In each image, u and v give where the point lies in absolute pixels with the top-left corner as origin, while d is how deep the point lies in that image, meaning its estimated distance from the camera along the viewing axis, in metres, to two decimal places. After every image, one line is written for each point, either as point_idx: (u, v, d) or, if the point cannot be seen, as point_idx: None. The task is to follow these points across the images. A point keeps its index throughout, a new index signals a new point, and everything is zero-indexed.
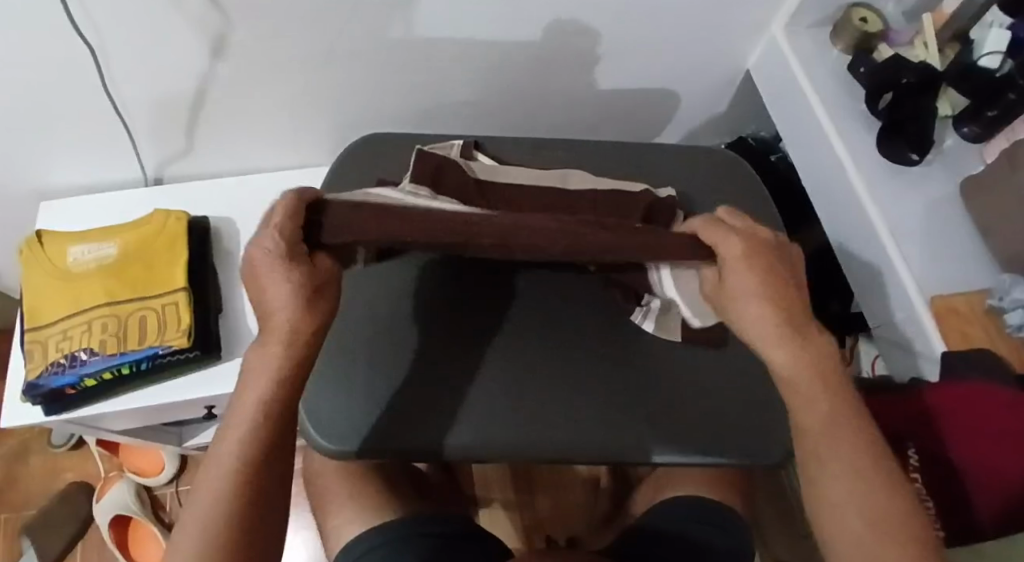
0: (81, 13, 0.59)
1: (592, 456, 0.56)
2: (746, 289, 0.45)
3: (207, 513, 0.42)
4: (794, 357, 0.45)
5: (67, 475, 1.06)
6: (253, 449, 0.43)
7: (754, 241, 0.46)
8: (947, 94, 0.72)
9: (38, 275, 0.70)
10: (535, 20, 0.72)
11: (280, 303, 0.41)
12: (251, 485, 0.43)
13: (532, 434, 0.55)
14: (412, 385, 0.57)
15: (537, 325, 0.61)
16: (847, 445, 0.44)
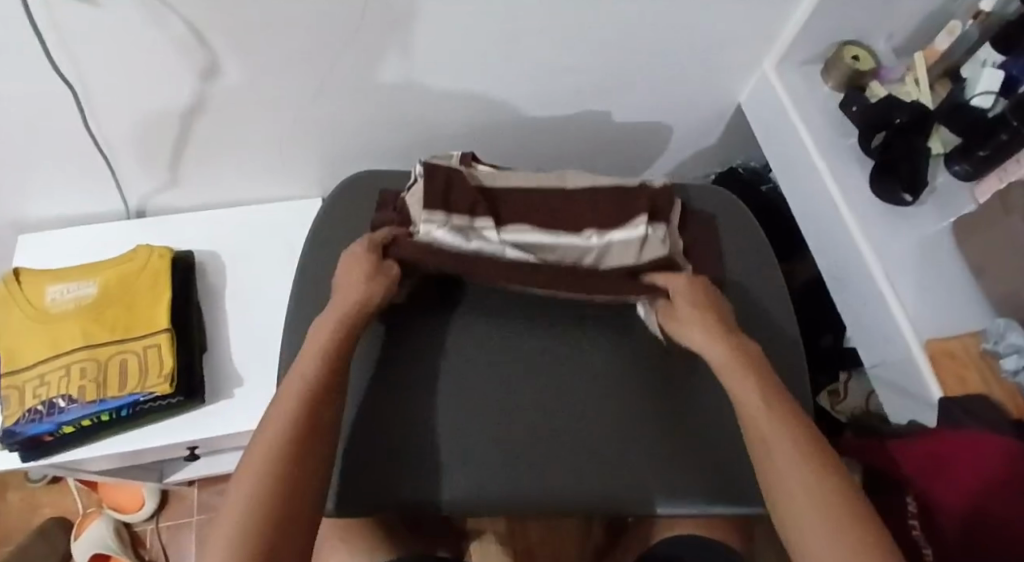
0: (58, 48, 0.58)
1: (577, 505, 0.55)
2: (687, 313, 0.58)
3: (246, 500, 0.43)
4: (717, 351, 0.55)
5: (44, 510, 1.02)
6: (284, 440, 0.47)
7: (696, 281, 0.60)
8: (938, 132, 0.71)
9: (15, 316, 0.68)
10: (527, 55, 0.71)
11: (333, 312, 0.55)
12: (283, 474, 0.45)
13: (530, 486, 0.55)
14: (401, 428, 0.56)
15: (535, 353, 0.61)
16: (779, 425, 0.49)
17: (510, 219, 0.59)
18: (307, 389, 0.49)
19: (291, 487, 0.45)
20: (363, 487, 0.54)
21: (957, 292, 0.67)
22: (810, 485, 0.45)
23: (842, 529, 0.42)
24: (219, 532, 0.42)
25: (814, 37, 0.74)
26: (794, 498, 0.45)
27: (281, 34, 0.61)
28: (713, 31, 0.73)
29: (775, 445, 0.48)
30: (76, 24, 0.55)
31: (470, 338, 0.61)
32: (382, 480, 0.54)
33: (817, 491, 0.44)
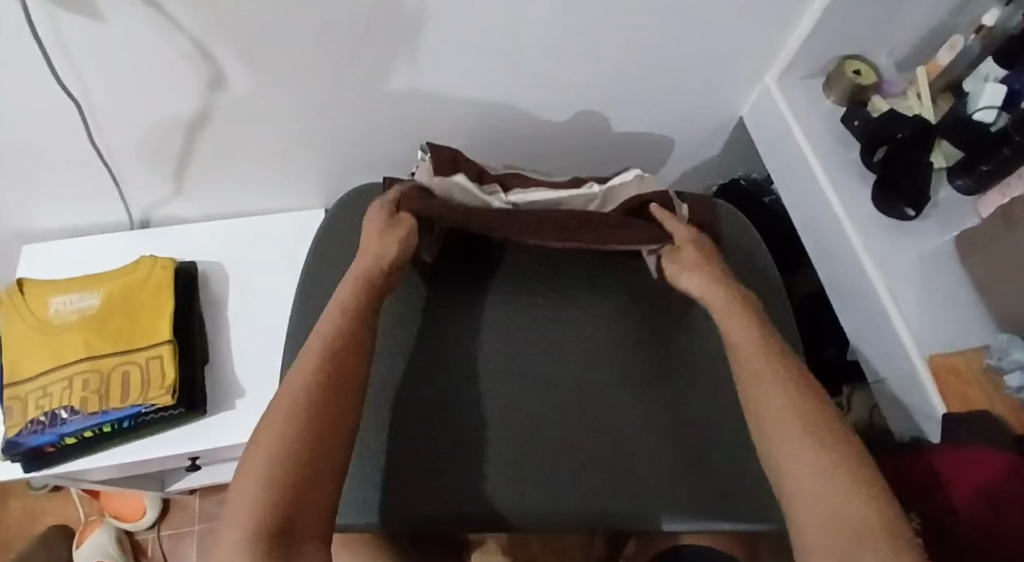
0: (63, 62, 0.58)
1: (587, 520, 0.53)
2: (693, 260, 0.60)
3: (269, 455, 0.44)
4: (715, 298, 0.57)
5: (46, 518, 1.03)
6: (308, 395, 0.47)
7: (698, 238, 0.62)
8: (940, 146, 0.71)
9: (18, 327, 0.68)
10: (529, 69, 0.72)
11: (352, 281, 0.54)
12: (305, 432, 0.46)
13: (568, 496, 0.54)
14: (405, 440, 0.55)
15: (544, 356, 0.61)
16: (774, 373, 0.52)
17: (514, 184, 0.66)
18: (331, 341, 0.51)
19: (314, 458, 0.45)
20: (381, 503, 0.53)
21: (959, 307, 0.66)
22: (810, 436, 0.47)
23: (843, 478, 0.45)
24: (240, 500, 0.43)
25: (815, 52, 0.74)
26: (790, 445, 0.48)
27: (284, 48, 0.62)
28: (713, 46, 0.73)
29: (771, 396, 0.50)
30: (82, 38, 0.56)
31: (479, 344, 0.61)
32: (389, 493, 0.53)
33: (815, 440, 0.47)
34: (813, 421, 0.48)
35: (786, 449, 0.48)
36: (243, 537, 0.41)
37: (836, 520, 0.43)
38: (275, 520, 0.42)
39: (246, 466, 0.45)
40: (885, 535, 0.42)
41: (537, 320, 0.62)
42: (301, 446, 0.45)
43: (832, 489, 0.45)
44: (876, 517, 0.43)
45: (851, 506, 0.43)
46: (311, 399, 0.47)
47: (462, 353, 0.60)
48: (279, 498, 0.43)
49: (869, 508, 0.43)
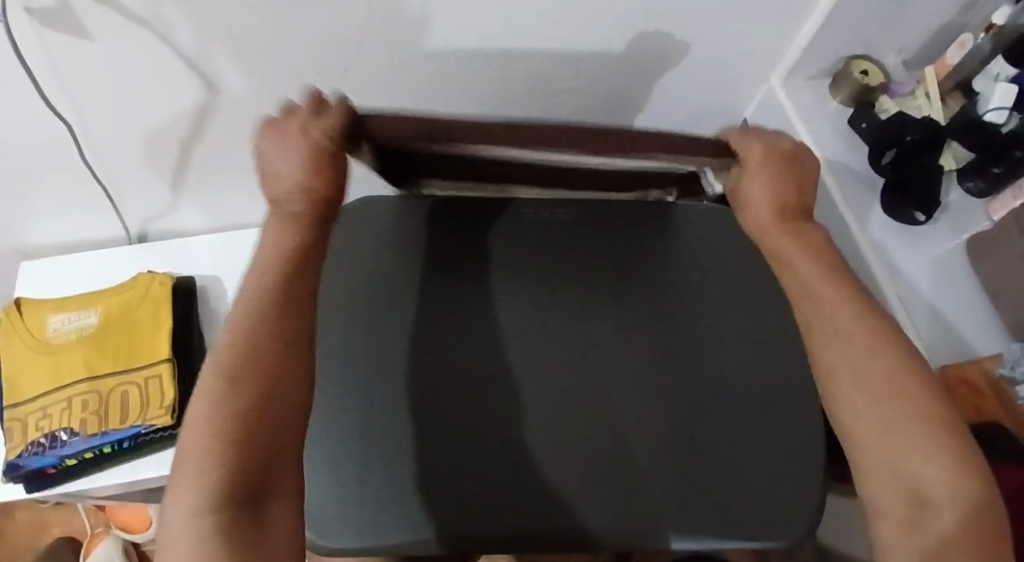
0: (50, 81, 0.57)
1: (593, 539, 0.48)
2: (760, 189, 0.50)
3: (225, 407, 0.38)
4: (771, 238, 0.50)
5: (54, 529, 1.03)
6: (265, 347, 0.41)
7: (776, 150, 0.50)
8: (951, 147, 0.69)
9: (17, 348, 0.68)
10: (528, 78, 0.71)
11: (285, 218, 0.45)
12: (264, 384, 0.39)
13: (608, 508, 0.49)
14: (374, 457, 0.49)
15: (515, 358, 0.54)
16: (859, 336, 0.45)
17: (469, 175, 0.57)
18: (291, 290, 0.43)
19: (280, 416, 0.39)
20: (381, 526, 0.47)
21: (972, 314, 0.66)
22: (875, 390, 0.43)
23: (903, 432, 0.41)
24: (194, 464, 0.37)
25: (822, 51, 0.72)
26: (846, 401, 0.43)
27: (275, 61, 0.61)
28: (714, 50, 0.71)
29: (840, 349, 0.45)
30: (65, 56, 0.54)
31: (445, 348, 0.54)
32: (395, 515, 0.47)
33: (877, 395, 0.42)
34: (874, 377, 0.43)
35: (848, 407, 0.43)
36: (195, 507, 0.35)
37: (897, 479, 0.39)
38: (239, 490, 0.36)
39: (190, 432, 0.38)
40: (943, 493, 0.38)
41: (555, 314, 0.57)
42: (261, 409, 0.39)
43: (885, 445, 0.41)
44: (943, 475, 0.39)
45: (915, 466, 0.40)
46: (260, 360, 0.40)
47: (421, 354, 0.53)
48: (244, 464, 0.37)
49: (939, 468, 0.39)
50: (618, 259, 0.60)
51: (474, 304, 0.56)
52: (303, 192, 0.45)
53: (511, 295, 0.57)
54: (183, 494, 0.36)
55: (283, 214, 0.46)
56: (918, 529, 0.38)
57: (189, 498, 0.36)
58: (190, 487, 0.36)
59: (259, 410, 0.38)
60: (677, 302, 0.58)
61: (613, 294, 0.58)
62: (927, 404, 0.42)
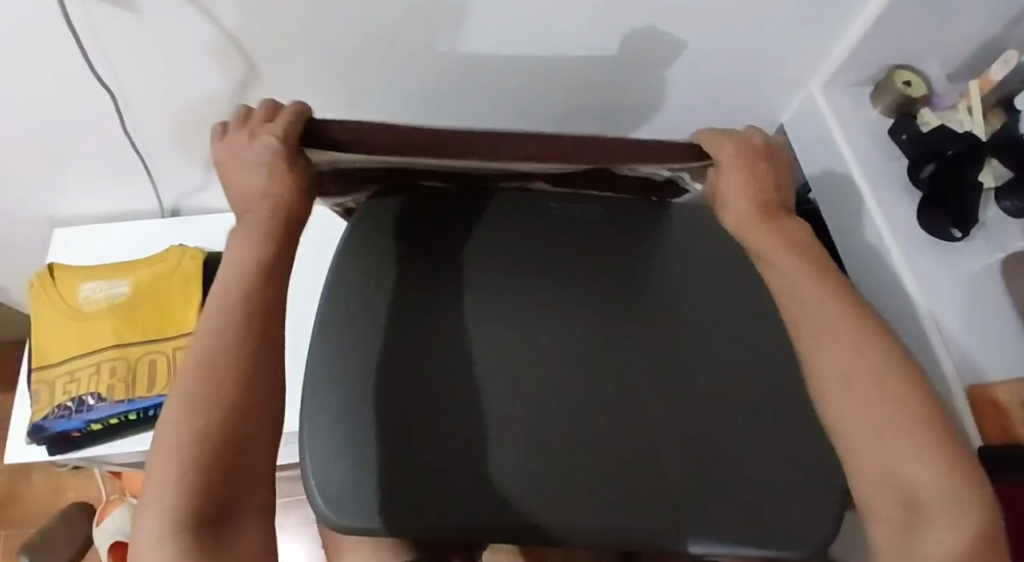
0: (96, 51, 0.58)
1: (611, 534, 0.46)
2: (734, 189, 0.51)
3: (181, 429, 0.38)
4: (756, 246, 0.50)
5: (69, 494, 1.05)
6: (219, 359, 0.40)
7: (748, 148, 0.51)
8: (990, 164, 0.68)
9: (48, 312, 0.69)
10: (567, 73, 0.71)
11: (254, 226, 0.45)
12: (222, 396, 0.39)
13: (628, 508, 0.47)
14: (386, 436, 0.48)
15: (517, 351, 0.52)
16: (844, 339, 0.44)
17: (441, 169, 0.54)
18: (254, 302, 0.43)
19: (239, 426, 0.39)
20: (383, 507, 0.45)
21: (1004, 332, 0.64)
22: (868, 398, 0.41)
23: (897, 437, 0.39)
24: (156, 491, 0.37)
25: (865, 60, 0.72)
26: (836, 407, 0.42)
27: (317, 43, 0.61)
28: (755, 54, 0.71)
29: (825, 350, 0.44)
30: (115, 27, 0.55)
31: (457, 331, 0.52)
32: (400, 497, 0.46)
33: (865, 400, 0.41)
34: (867, 381, 0.42)
35: (841, 413, 0.42)
36: (163, 525, 0.36)
37: (888, 486, 0.39)
38: (201, 505, 0.36)
39: (158, 449, 0.38)
40: (937, 498, 0.37)
41: (581, 299, 0.55)
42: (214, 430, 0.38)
43: (877, 450, 0.40)
44: (936, 479, 0.38)
45: (909, 471, 0.38)
46: (222, 376, 0.40)
47: (428, 338, 0.52)
48: (202, 484, 0.37)
49: (930, 474, 0.38)
50: (634, 255, 0.59)
51: (507, 294, 0.55)
52: (267, 200, 0.45)
53: (539, 286, 0.56)
54: (147, 519, 0.36)
55: (249, 224, 0.45)
56: (909, 536, 0.37)
57: (152, 525, 0.36)
58: (157, 501, 0.36)
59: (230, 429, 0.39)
60: (702, 303, 0.57)
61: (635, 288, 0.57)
62: (920, 410, 0.40)
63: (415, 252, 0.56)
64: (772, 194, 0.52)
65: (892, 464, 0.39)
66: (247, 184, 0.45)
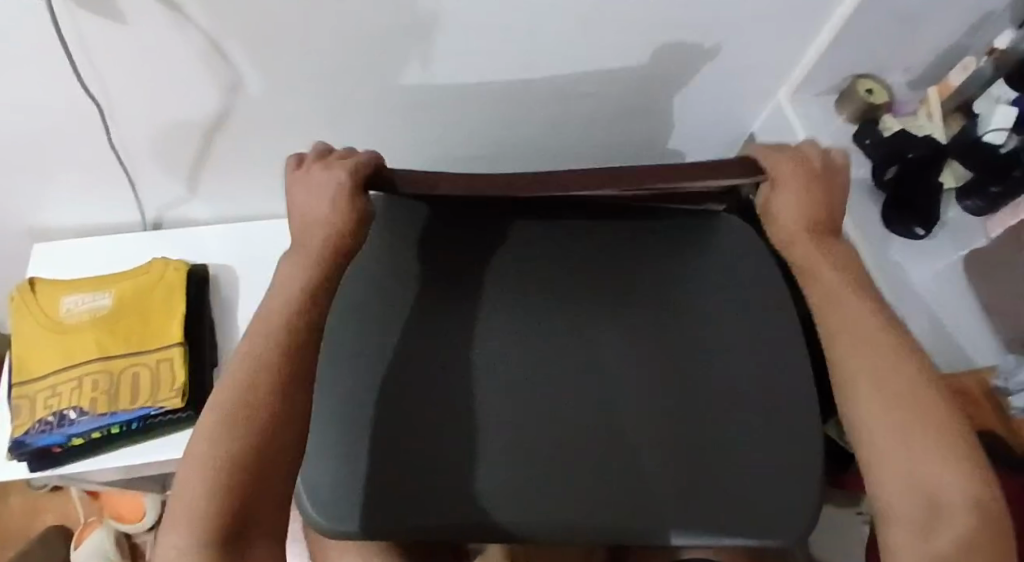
0: (84, 62, 0.59)
1: (601, 528, 0.47)
2: (789, 202, 0.52)
3: (212, 444, 0.39)
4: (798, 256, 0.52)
5: (46, 517, 1.02)
6: (260, 374, 0.42)
7: (804, 164, 0.52)
8: (951, 166, 0.71)
9: (30, 325, 0.68)
10: (547, 82, 0.73)
11: (300, 262, 0.48)
12: (256, 412, 0.41)
13: (618, 502, 0.48)
14: (376, 440, 0.49)
15: (504, 358, 0.53)
16: (884, 348, 0.46)
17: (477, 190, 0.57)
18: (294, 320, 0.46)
19: (268, 443, 0.40)
20: (368, 510, 0.46)
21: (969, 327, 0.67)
22: (888, 413, 0.44)
23: (924, 444, 0.42)
24: (183, 503, 0.38)
25: (829, 70, 0.75)
26: (869, 406, 0.44)
27: (303, 55, 0.63)
28: (726, 64, 0.74)
29: (861, 355, 0.46)
30: (103, 38, 0.56)
31: (445, 336, 0.53)
32: (388, 501, 0.46)
33: (899, 406, 0.44)
34: (899, 390, 0.44)
35: (874, 412, 0.44)
36: (188, 537, 0.36)
37: (914, 485, 0.41)
38: (226, 521, 0.37)
39: (188, 462, 0.39)
40: (958, 500, 0.39)
41: (569, 301, 0.57)
42: (245, 453, 0.39)
43: (906, 450, 0.42)
44: (959, 488, 0.40)
45: (935, 473, 0.40)
46: (257, 398, 0.41)
47: (426, 345, 0.53)
48: (230, 499, 0.38)
49: (953, 481, 0.40)
50: (611, 259, 0.60)
51: (497, 302, 0.56)
52: (324, 224, 0.49)
53: (524, 291, 0.57)
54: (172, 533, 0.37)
55: (300, 253, 0.49)
56: (928, 532, 0.39)
57: (177, 538, 0.36)
58: (178, 517, 0.37)
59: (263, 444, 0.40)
60: (682, 301, 0.58)
61: (617, 290, 0.58)
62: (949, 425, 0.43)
63: (416, 262, 0.57)
64: (826, 210, 0.53)
65: (919, 467, 0.41)
66: (311, 207, 0.50)
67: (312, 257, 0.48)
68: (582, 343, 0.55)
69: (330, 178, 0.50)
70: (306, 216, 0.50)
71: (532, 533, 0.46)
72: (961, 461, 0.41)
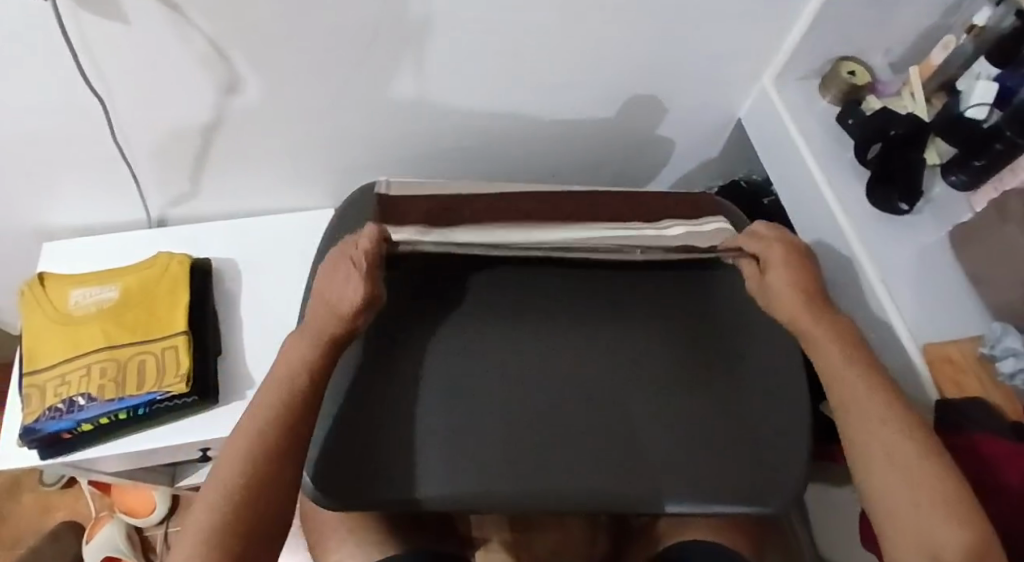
0: (88, 61, 0.61)
1: (571, 502, 0.54)
2: (787, 284, 0.57)
3: (210, 513, 0.42)
4: (801, 324, 0.55)
5: (58, 513, 1.05)
6: (258, 447, 0.46)
7: (792, 247, 0.59)
8: (935, 143, 0.74)
9: (40, 318, 0.71)
10: (537, 73, 0.75)
11: (306, 336, 0.51)
12: (250, 486, 0.44)
13: (597, 476, 0.55)
14: (361, 425, 0.55)
15: (486, 350, 0.60)
16: (887, 410, 0.48)
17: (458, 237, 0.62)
18: (290, 392, 0.49)
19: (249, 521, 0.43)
20: (366, 491, 0.53)
21: (957, 300, 0.67)
22: (894, 475, 0.45)
23: (931, 506, 0.43)
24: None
25: (812, 53, 0.77)
26: (880, 468, 0.46)
27: (299, 51, 0.65)
28: (710, 51, 0.75)
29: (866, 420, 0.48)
30: (108, 39, 0.59)
31: (424, 340, 0.60)
32: (388, 480, 0.53)
33: (906, 470, 0.45)
34: (907, 453, 0.45)
35: (882, 475, 0.45)
36: None
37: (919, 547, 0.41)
38: None
39: (187, 527, 0.42)
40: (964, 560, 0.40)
41: (534, 297, 0.63)
42: (230, 523, 0.42)
43: (916, 511, 0.43)
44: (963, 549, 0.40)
45: (941, 534, 0.41)
46: (256, 470, 0.44)
47: (415, 347, 0.59)
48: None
49: (959, 541, 0.41)
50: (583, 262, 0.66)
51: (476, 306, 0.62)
52: (335, 309, 0.51)
53: (502, 290, 0.63)
54: None
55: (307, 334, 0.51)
56: None
57: None
58: None
59: (246, 518, 0.43)
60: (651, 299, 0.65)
61: (597, 287, 0.65)
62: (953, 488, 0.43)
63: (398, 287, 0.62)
64: (821, 288, 0.57)
65: (924, 530, 0.42)
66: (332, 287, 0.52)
67: (317, 334, 0.51)
68: (559, 337, 0.61)
69: (348, 267, 0.52)
70: (322, 297, 0.52)
71: (518, 505, 0.53)
72: (958, 513, 0.42)
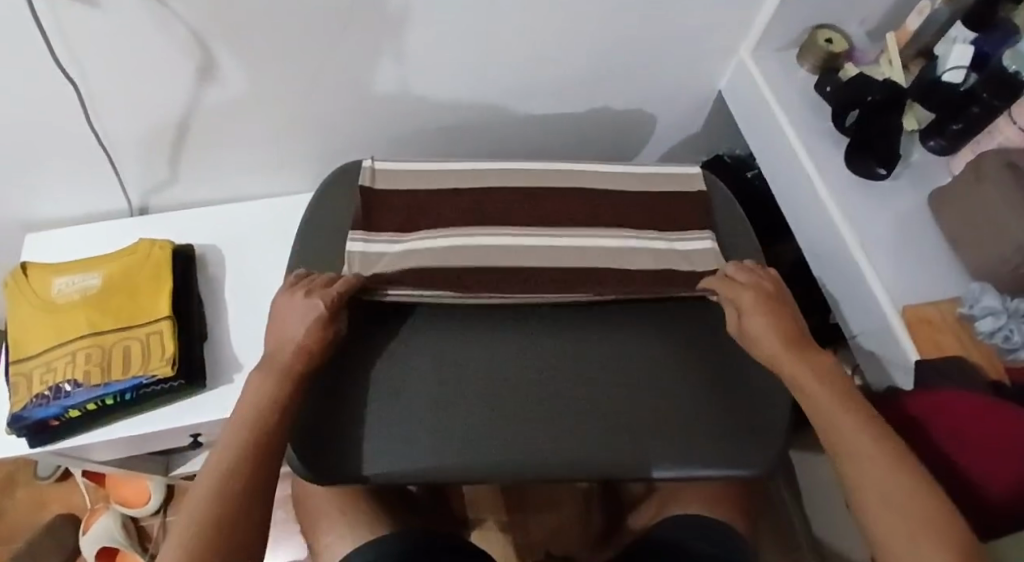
0: (62, 50, 0.60)
1: (544, 473, 0.55)
2: (762, 326, 0.56)
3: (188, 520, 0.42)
4: (776, 354, 0.54)
5: (53, 506, 1.05)
6: (235, 466, 0.46)
7: (762, 292, 0.59)
8: (913, 109, 0.74)
9: (24, 308, 0.71)
10: (515, 51, 0.74)
11: (270, 371, 0.52)
12: (229, 498, 0.44)
13: (584, 445, 0.55)
14: (351, 403, 0.57)
15: (477, 330, 0.60)
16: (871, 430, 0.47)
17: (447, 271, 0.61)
18: (263, 418, 0.49)
19: (230, 530, 0.43)
20: (359, 465, 0.54)
21: (935, 263, 0.68)
22: (885, 498, 0.43)
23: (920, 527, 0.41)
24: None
25: (788, 23, 0.77)
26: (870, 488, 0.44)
27: (275, 34, 0.64)
28: (687, 24, 0.75)
29: (850, 441, 0.47)
30: (82, 27, 0.58)
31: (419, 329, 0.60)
32: (378, 455, 0.54)
33: (893, 490, 0.43)
34: (895, 473, 0.44)
35: (875, 496, 0.44)
36: None
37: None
38: None
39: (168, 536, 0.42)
40: None
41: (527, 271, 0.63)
42: (211, 529, 0.42)
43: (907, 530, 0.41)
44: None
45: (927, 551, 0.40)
46: (231, 482, 0.45)
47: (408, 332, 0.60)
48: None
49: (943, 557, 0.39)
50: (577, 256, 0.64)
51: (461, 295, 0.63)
52: (299, 344, 0.54)
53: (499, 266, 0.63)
54: None
55: (268, 369, 0.52)
56: None
57: None
58: None
59: (226, 524, 0.43)
60: (631, 271, 0.63)
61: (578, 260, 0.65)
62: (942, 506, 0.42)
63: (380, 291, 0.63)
64: (799, 328, 0.57)
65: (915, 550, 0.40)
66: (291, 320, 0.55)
67: (281, 370, 0.52)
68: (554, 314, 0.62)
69: (309, 305, 0.55)
70: (285, 332, 0.55)
71: (510, 477, 0.54)
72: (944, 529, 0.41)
